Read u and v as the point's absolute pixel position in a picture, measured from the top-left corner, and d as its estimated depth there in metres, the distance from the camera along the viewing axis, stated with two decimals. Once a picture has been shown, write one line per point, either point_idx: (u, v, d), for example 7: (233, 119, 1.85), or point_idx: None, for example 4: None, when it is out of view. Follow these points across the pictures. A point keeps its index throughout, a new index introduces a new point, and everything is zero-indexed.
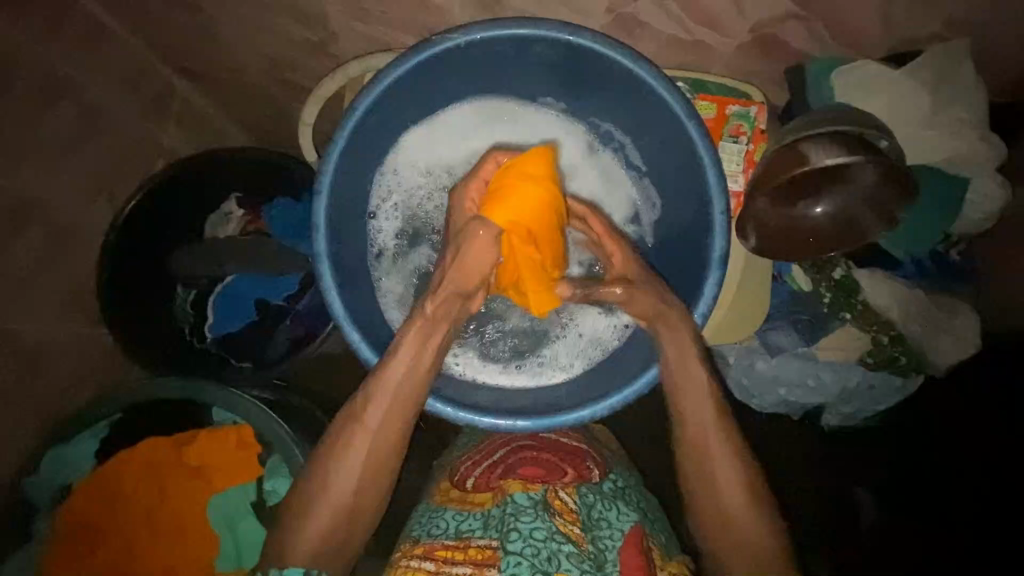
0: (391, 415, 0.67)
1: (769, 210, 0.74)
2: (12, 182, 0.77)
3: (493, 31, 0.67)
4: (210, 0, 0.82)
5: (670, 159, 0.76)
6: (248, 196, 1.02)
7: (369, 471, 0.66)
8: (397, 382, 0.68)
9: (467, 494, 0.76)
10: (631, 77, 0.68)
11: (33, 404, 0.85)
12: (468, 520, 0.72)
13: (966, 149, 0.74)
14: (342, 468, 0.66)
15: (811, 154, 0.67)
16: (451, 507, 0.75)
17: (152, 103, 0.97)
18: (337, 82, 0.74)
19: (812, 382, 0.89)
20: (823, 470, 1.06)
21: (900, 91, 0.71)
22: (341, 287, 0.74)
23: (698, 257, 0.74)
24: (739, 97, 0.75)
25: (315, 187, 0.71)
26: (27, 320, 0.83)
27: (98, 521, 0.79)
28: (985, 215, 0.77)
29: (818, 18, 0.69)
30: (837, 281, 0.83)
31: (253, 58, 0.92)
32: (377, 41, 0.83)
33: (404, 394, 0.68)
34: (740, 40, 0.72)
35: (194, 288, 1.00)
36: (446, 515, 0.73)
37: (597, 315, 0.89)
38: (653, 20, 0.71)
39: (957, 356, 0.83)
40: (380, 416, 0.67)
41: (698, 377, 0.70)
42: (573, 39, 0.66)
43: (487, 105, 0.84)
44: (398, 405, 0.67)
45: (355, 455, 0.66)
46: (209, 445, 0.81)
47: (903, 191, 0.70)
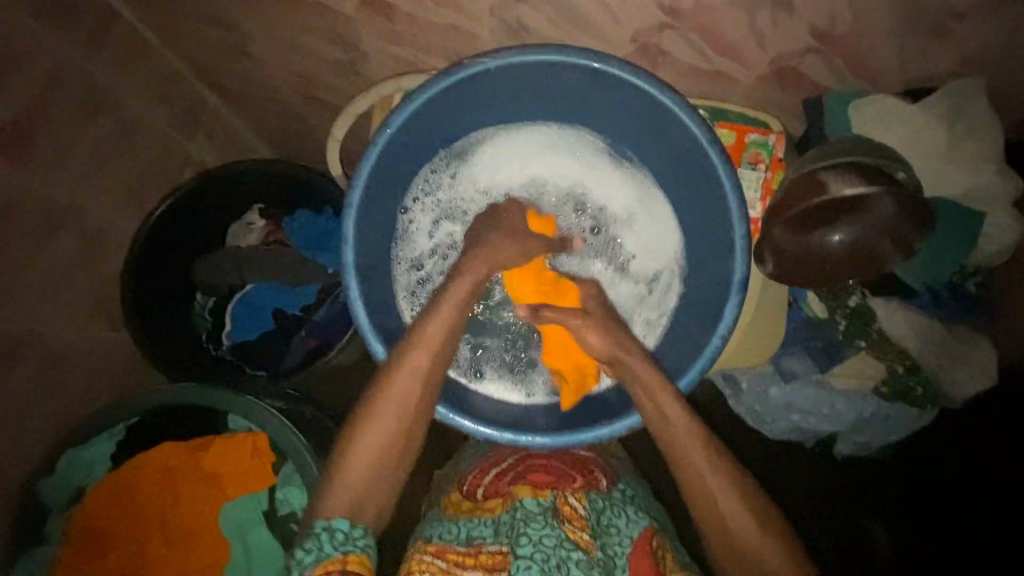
0: (441, 346, 0.70)
1: (786, 236, 0.75)
2: (46, 188, 0.80)
3: (525, 56, 0.69)
4: (244, 21, 0.86)
5: (693, 188, 0.78)
6: (269, 207, 1.04)
7: (415, 406, 0.68)
8: (441, 316, 0.71)
9: (478, 501, 0.76)
10: (656, 104, 0.70)
11: (56, 404, 0.87)
12: (479, 526, 0.72)
13: (981, 184, 0.74)
14: (387, 404, 0.67)
15: (830, 184, 0.69)
16: (463, 516, 0.74)
17: (183, 114, 1.01)
18: (370, 101, 0.76)
19: (827, 410, 0.89)
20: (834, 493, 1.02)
21: (915, 126, 0.72)
22: (366, 298, 0.75)
23: (720, 281, 0.75)
24: (758, 126, 0.77)
25: (346, 199, 0.72)
26: (53, 322, 0.85)
27: (111, 526, 0.79)
28: (1000, 247, 0.78)
29: (838, 54, 0.71)
30: (852, 309, 0.84)
31: (281, 75, 0.95)
32: (405, 61, 0.85)
33: (437, 341, 0.70)
34: (760, 71, 0.74)
35: (214, 297, 1.03)
36: (458, 521, 0.73)
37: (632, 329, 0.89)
38: (676, 50, 0.73)
39: (974, 387, 0.83)
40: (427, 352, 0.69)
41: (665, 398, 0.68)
42: (599, 65, 0.68)
43: (542, 135, 0.88)
44: (436, 345, 0.70)
45: (405, 388, 0.67)
46: (224, 452, 0.81)
47: (920, 223, 0.71)
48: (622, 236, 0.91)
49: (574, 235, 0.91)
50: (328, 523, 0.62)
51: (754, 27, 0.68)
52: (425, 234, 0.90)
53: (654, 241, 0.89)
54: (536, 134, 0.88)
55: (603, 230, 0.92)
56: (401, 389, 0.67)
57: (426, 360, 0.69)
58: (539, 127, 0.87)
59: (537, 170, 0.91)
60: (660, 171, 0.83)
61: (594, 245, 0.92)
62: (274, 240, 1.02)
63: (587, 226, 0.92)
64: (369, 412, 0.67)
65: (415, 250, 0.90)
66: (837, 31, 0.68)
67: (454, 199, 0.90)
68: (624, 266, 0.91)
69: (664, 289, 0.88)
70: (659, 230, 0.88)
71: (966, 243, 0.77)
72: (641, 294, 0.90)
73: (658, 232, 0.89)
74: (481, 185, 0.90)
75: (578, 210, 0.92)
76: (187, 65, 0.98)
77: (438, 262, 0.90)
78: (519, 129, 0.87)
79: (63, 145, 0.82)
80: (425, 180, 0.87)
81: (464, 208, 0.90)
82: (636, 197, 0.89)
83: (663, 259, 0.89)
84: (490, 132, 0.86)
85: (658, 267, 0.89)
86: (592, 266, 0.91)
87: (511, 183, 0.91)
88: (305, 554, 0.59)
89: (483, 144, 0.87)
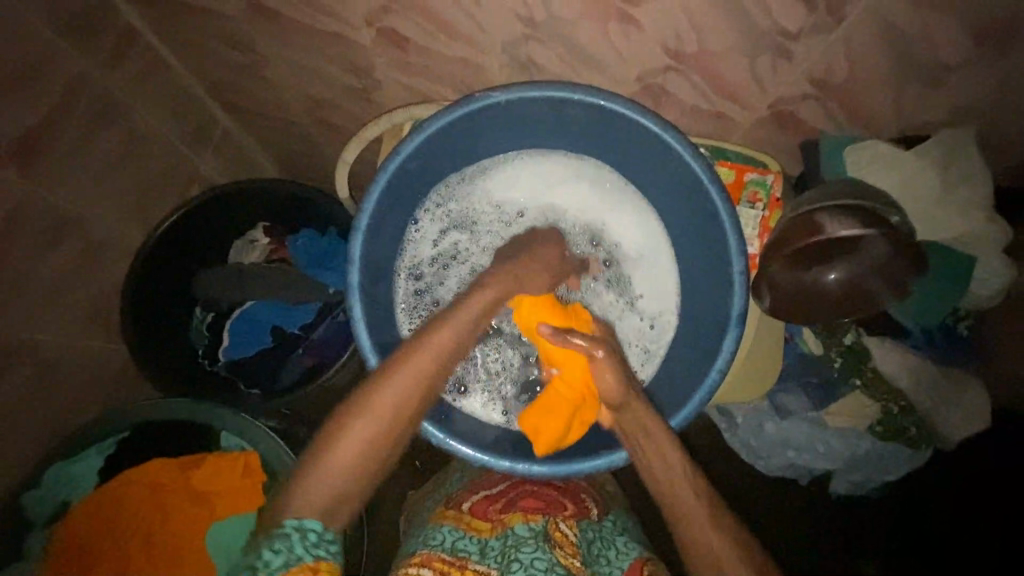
0: (444, 357, 0.68)
1: (783, 273, 0.77)
2: (54, 200, 0.82)
3: (533, 92, 0.71)
4: (260, 46, 0.88)
5: (694, 224, 0.79)
6: (275, 226, 1.05)
7: (407, 408, 0.65)
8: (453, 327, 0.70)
9: (464, 514, 0.74)
10: (659, 141, 0.72)
11: (49, 412, 0.87)
12: (464, 539, 0.71)
13: (972, 229, 0.76)
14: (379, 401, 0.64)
15: (827, 225, 0.70)
16: (447, 524, 0.73)
17: (195, 131, 1.03)
18: (381, 127, 0.78)
19: (821, 447, 0.89)
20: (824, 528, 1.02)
21: (907, 171, 0.75)
22: (370, 319, 0.75)
23: (718, 316, 0.76)
24: (758, 166, 0.80)
25: (354, 224, 0.73)
26: (51, 330, 0.85)
27: (93, 540, 0.77)
28: (992, 291, 0.79)
29: (834, 101, 0.73)
30: (847, 347, 0.85)
31: (293, 96, 0.97)
32: (417, 90, 0.88)
33: (443, 353, 0.68)
34: (759, 113, 0.77)
35: (212, 313, 1.04)
36: (442, 530, 0.72)
37: (637, 360, 0.89)
38: (678, 91, 0.76)
39: (967, 429, 0.84)
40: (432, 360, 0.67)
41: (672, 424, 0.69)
42: (605, 103, 0.71)
43: (552, 157, 0.89)
44: (444, 354, 0.68)
45: (409, 387, 0.65)
46: (218, 469, 0.80)
47: (911, 265, 0.73)
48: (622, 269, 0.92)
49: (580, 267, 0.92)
50: (299, 523, 0.58)
51: (754, 72, 0.70)
52: (430, 241, 0.91)
53: (655, 277, 0.90)
54: (553, 164, 0.89)
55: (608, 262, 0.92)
56: (397, 391, 0.65)
57: (428, 369, 0.67)
58: (546, 154, 0.88)
59: (551, 191, 0.91)
60: (662, 208, 0.85)
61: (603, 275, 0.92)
62: (277, 258, 1.04)
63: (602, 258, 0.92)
64: (365, 405, 0.63)
65: (416, 256, 0.90)
66: (833, 79, 0.70)
67: (464, 211, 0.91)
68: (631, 301, 0.91)
69: (664, 325, 0.89)
70: (666, 272, 0.89)
71: (958, 286, 0.79)
72: (643, 329, 0.90)
73: (662, 270, 0.89)
74: (495, 199, 0.91)
75: (594, 243, 0.92)
76: (202, 83, 1.00)
77: (438, 272, 0.91)
78: (539, 156, 0.89)
79: (70, 156, 0.83)
80: (435, 193, 0.88)
81: (474, 218, 0.92)
82: (644, 238, 0.90)
83: (662, 298, 0.89)
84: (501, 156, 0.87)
85: (660, 303, 0.90)
86: (599, 293, 0.92)
87: (524, 203, 0.92)
88: (276, 555, 0.56)
89: (498, 168, 0.89)
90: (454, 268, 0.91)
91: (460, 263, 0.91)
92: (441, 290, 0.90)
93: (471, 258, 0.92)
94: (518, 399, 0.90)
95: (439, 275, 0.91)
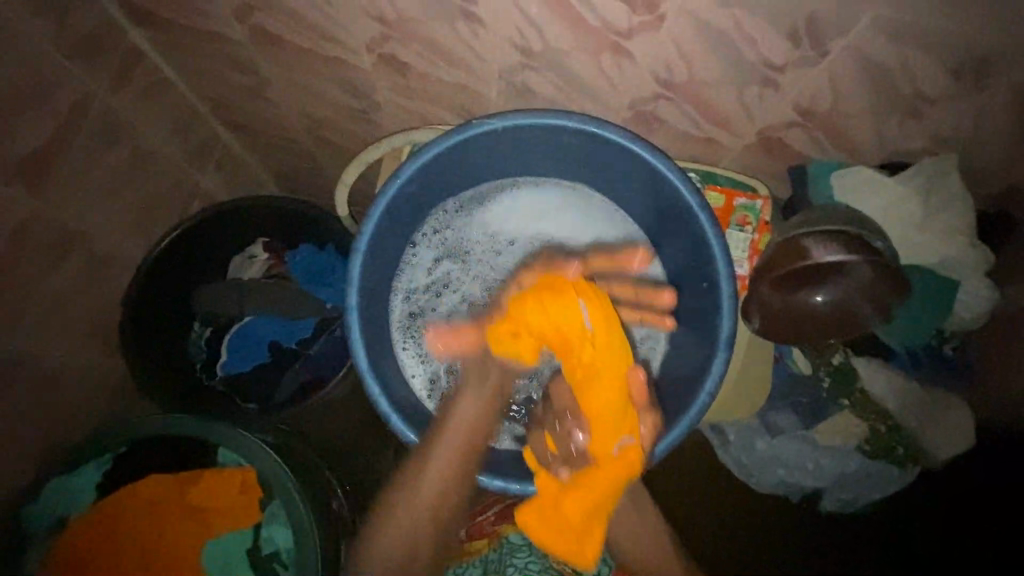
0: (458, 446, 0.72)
1: (772, 295, 0.79)
2: (57, 216, 0.83)
3: (528, 119, 0.73)
4: (264, 68, 0.90)
5: (683, 247, 0.81)
6: (273, 241, 1.07)
7: (435, 510, 0.71)
8: (462, 423, 0.74)
9: (463, 543, 0.79)
10: (649, 167, 0.75)
11: (46, 427, 0.87)
12: (468, 568, 0.77)
13: (955, 254, 0.79)
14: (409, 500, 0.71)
15: (812, 249, 0.72)
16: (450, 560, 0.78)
17: (197, 148, 1.05)
18: (381, 150, 0.80)
19: (811, 465, 0.90)
20: (817, 547, 1.02)
21: (892, 197, 0.77)
22: (367, 340, 0.77)
23: (707, 337, 0.78)
24: (746, 191, 0.82)
25: (353, 246, 0.75)
26: (51, 345, 0.86)
27: (92, 556, 0.78)
28: (975, 314, 0.81)
29: (820, 129, 0.76)
30: (835, 366, 0.87)
31: (295, 116, 0.99)
32: (416, 112, 0.90)
33: (457, 441, 0.73)
34: (748, 139, 0.79)
35: (211, 326, 1.05)
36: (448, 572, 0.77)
37: None
38: (669, 117, 0.78)
39: (953, 448, 0.86)
40: (450, 452, 0.72)
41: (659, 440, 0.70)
42: (597, 130, 0.73)
43: (547, 186, 0.91)
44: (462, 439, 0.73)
45: (431, 482, 0.71)
46: (214, 486, 0.81)
47: (897, 288, 0.75)
48: None
49: None
50: None
51: (742, 100, 0.73)
52: (424, 267, 0.92)
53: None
54: (548, 190, 0.91)
55: None
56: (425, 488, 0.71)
57: (449, 460, 0.72)
58: (539, 180, 0.90)
59: (545, 223, 0.93)
60: (654, 231, 0.87)
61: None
62: (278, 273, 1.06)
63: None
64: (395, 508, 0.71)
65: (411, 280, 0.92)
66: (820, 108, 0.73)
67: (458, 239, 0.93)
68: None
69: (649, 355, 0.91)
70: None
71: (942, 308, 0.81)
72: None
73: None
74: (489, 228, 0.93)
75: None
76: (206, 104, 1.02)
77: (431, 298, 0.92)
78: (534, 184, 0.91)
79: (76, 175, 0.85)
80: (433, 218, 0.90)
81: (466, 248, 0.93)
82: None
83: (654, 326, 0.90)
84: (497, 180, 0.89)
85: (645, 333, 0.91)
86: None
87: (516, 232, 0.94)
88: None
89: (495, 193, 0.91)
90: (446, 295, 0.93)
91: (453, 291, 0.93)
92: (433, 314, 0.92)
93: (462, 285, 0.93)
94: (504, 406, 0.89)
95: (432, 300, 0.93)
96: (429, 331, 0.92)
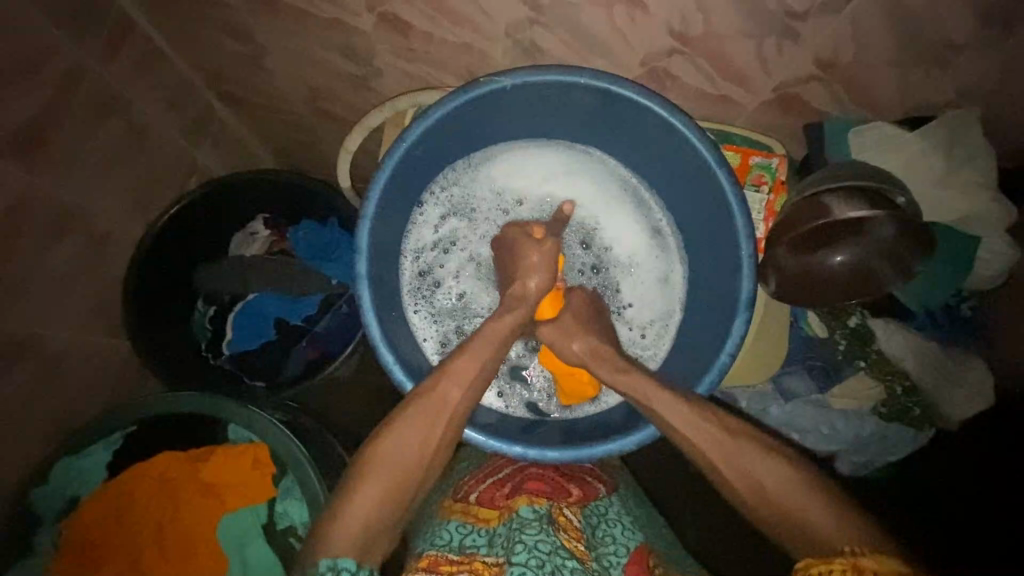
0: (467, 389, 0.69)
1: (789, 257, 0.78)
2: (53, 192, 0.80)
3: (539, 75, 0.71)
4: (259, 33, 0.87)
5: (700, 207, 0.79)
6: (274, 217, 1.04)
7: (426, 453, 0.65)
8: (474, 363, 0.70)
9: (471, 506, 0.73)
10: (666, 125, 0.72)
11: (52, 410, 0.86)
12: (473, 535, 0.70)
13: (976, 211, 0.77)
14: (401, 437, 0.65)
15: (834, 207, 0.71)
16: (455, 519, 0.72)
17: (193, 123, 1.02)
18: (386, 115, 0.78)
19: (826, 429, 0.89)
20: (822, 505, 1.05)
21: (912, 152, 0.75)
22: (378, 309, 0.75)
23: (726, 300, 0.77)
24: (763, 150, 0.80)
25: (361, 213, 0.73)
26: (52, 326, 0.84)
27: (103, 534, 0.77)
28: (994, 272, 0.80)
29: (839, 84, 0.73)
30: (851, 328, 0.86)
31: (294, 86, 0.96)
32: (418, 77, 0.87)
33: (470, 382, 0.69)
34: (764, 97, 0.76)
35: (214, 305, 1.03)
36: (449, 527, 0.70)
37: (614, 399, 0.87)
38: (683, 74, 0.75)
39: (971, 409, 0.84)
40: (457, 392, 0.68)
41: (672, 398, 0.69)
42: (611, 86, 0.70)
43: (561, 145, 0.88)
44: (469, 382, 0.69)
45: (425, 422, 0.66)
46: (224, 462, 0.80)
47: (920, 246, 0.74)
48: (621, 272, 0.91)
49: (575, 259, 0.90)
50: (334, 563, 0.57)
51: (759, 54, 0.70)
52: (430, 226, 0.90)
53: (656, 280, 0.90)
54: (562, 154, 0.89)
55: (605, 268, 0.91)
56: (420, 424, 0.66)
57: (453, 400, 0.68)
58: (548, 142, 0.88)
59: (557, 188, 0.90)
60: (669, 193, 0.85)
61: (593, 282, 0.91)
62: (281, 249, 1.03)
63: (590, 263, 0.91)
64: (386, 444, 0.65)
65: (419, 241, 0.90)
66: (839, 60, 0.70)
67: (465, 196, 0.90)
68: (618, 309, 0.90)
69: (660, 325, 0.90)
70: (668, 270, 0.90)
71: (960, 265, 0.80)
72: (635, 328, 0.90)
73: (667, 270, 0.90)
74: (497, 184, 0.90)
75: (585, 245, 0.91)
76: (201, 76, 0.99)
77: (439, 256, 0.90)
78: (542, 145, 0.88)
79: (70, 149, 0.82)
80: (443, 176, 0.87)
81: (473, 204, 0.90)
82: (643, 238, 0.91)
83: (668, 292, 0.90)
84: (505, 141, 0.87)
85: (655, 301, 0.90)
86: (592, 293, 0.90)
87: (526, 194, 0.90)
88: None
89: (504, 154, 0.89)
90: (452, 258, 0.91)
91: (460, 250, 0.91)
92: (443, 272, 0.91)
93: (471, 243, 0.91)
94: (517, 379, 0.91)
95: (440, 259, 0.91)
96: (438, 289, 0.91)
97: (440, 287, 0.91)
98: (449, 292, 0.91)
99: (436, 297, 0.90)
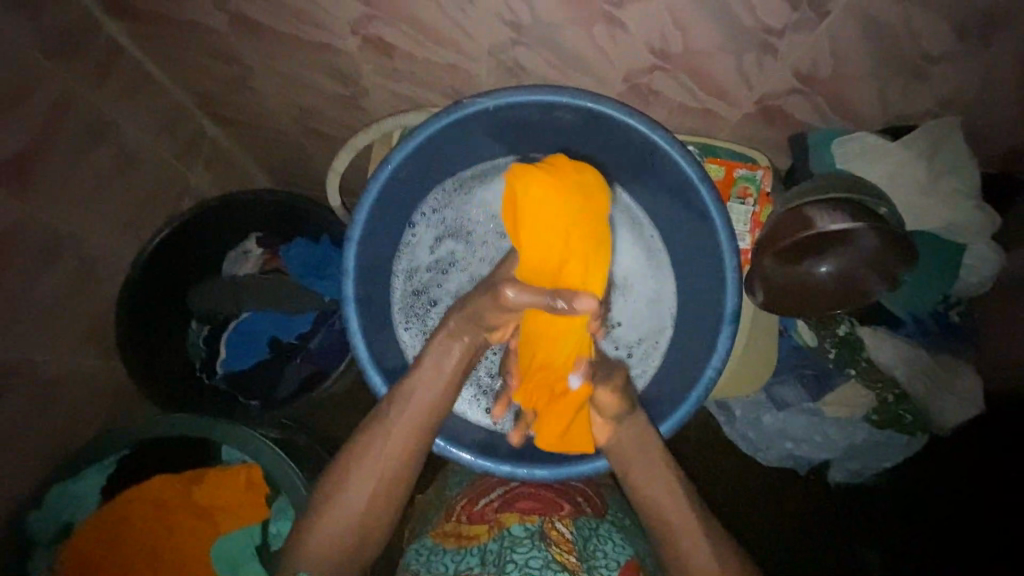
0: (415, 423, 0.69)
1: (775, 268, 0.78)
2: (45, 219, 0.81)
3: (521, 96, 0.71)
4: (246, 57, 0.88)
5: (685, 221, 0.80)
6: (269, 236, 1.05)
7: (381, 492, 0.66)
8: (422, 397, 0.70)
9: (463, 528, 0.74)
10: (647, 142, 0.73)
11: (48, 434, 0.87)
12: (466, 557, 0.70)
13: (960, 218, 0.77)
14: (354, 477, 0.66)
15: (817, 219, 0.70)
16: (449, 546, 0.73)
17: (185, 144, 1.03)
18: (371, 135, 0.78)
19: (820, 438, 0.91)
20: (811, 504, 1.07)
21: (895, 161, 0.75)
22: (365, 329, 0.76)
23: (712, 314, 0.77)
24: (747, 162, 0.80)
25: (347, 235, 0.74)
26: (47, 351, 0.85)
27: (99, 558, 0.78)
28: (982, 279, 0.81)
29: (820, 96, 0.74)
30: (841, 337, 0.86)
31: (283, 107, 0.97)
32: (404, 96, 0.88)
33: (422, 415, 0.69)
34: (746, 109, 0.77)
35: (208, 326, 1.04)
36: (444, 558, 0.71)
37: None
38: (666, 90, 0.76)
39: (964, 415, 0.84)
40: (404, 428, 0.68)
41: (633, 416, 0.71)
42: (593, 106, 0.71)
43: None
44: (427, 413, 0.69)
45: (377, 462, 0.66)
46: (220, 483, 0.80)
47: (904, 256, 0.73)
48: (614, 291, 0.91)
49: None
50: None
51: (740, 69, 0.70)
52: (426, 247, 0.91)
53: (648, 297, 0.91)
54: None
55: None
56: (372, 465, 0.66)
57: (403, 436, 0.68)
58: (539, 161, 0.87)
59: None
60: (655, 207, 0.86)
61: None
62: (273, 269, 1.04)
63: None
64: (340, 488, 0.66)
65: (412, 263, 0.90)
66: (819, 74, 0.71)
67: (460, 217, 0.92)
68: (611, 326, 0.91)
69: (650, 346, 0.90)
70: (660, 289, 0.90)
71: (947, 273, 0.81)
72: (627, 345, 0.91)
73: (659, 289, 0.90)
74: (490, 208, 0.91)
75: None
76: (191, 99, 1.00)
77: (436, 276, 0.92)
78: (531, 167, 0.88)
79: (60, 176, 0.83)
80: (435, 195, 0.88)
81: (469, 227, 0.92)
82: (639, 256, 0.91)
83: (657, 313, 0.90)
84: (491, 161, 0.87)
85: (647, 320, 0.91)
86: None
87: None
88: None
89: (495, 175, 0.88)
90: (451, 277, 0.92)
91: (458, 270, 0.92)
92: (439, 292, 0.92)
93: (468, 263, 0.93)
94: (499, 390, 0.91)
95: (438, 278, 0.92)
96: (433, 308, 0.92)
97: (436, 306, 0.92)
98: (444, 309, 0.92)
99: (430, 317, 0.91)
